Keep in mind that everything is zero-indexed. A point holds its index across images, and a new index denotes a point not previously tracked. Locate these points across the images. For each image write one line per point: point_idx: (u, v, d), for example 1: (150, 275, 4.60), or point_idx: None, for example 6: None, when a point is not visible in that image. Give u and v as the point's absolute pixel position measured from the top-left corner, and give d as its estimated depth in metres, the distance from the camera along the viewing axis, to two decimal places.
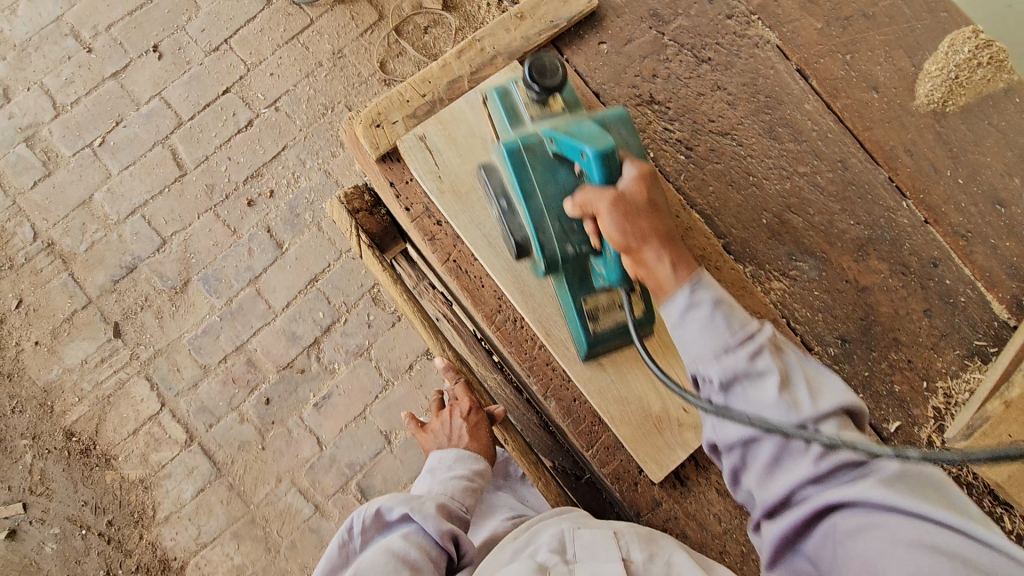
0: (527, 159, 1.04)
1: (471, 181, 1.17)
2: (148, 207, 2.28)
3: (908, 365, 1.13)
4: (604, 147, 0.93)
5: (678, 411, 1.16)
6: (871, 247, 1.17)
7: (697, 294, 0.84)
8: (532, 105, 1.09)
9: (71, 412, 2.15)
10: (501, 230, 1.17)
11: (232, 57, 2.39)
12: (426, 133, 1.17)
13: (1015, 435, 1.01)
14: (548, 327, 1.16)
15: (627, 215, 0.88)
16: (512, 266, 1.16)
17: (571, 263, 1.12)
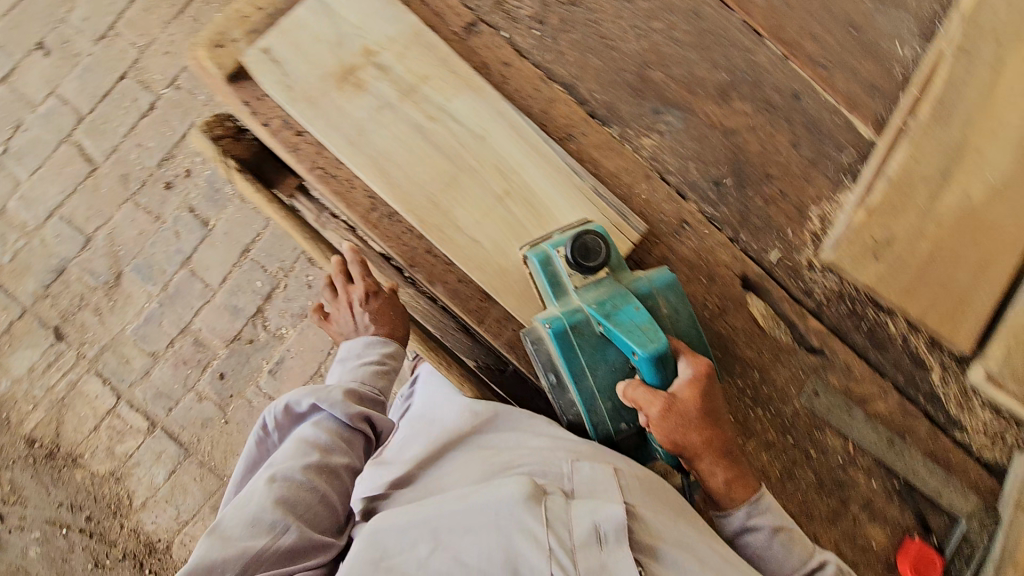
0: (576, 338, 1.00)
1: (321, 81, 1.08)
2: (66, 207, 2.26)
3: (781, 198, 1.17)
4: (657, 351, 0.93)
5: None
6: (733, 90, 1.19)
7: (754, 515, 0.99)
8: (575, 273, 1.02)
9: (29, 418, 2.17)
10: (359, 126, 1.08)
11: (122, 41, 2.32)
12: (270, 44, 1.08)
13: (878, 237, 1.09)
14: (418, 214, 1.07)
15: (678, 422, 0.94)
16: (375, 160, 1.07)
17: (422, 145, 1.08)
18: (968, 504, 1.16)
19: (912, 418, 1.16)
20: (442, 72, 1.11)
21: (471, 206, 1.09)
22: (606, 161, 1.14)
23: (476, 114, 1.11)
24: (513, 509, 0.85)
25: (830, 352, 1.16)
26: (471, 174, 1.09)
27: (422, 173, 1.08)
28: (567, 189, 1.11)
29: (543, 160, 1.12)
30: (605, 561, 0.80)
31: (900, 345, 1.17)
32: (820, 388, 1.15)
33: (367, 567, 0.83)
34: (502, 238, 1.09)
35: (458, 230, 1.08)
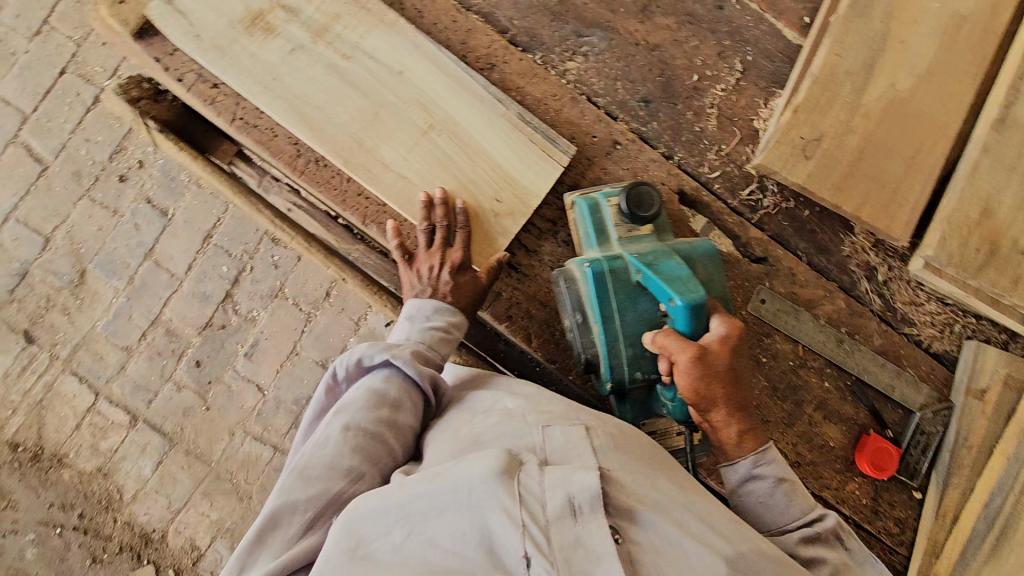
0: (612, 281, 0.94)
1: (229, 29, 1.06)
2: (21, 210, 2.24)
3: (711, 110, 1.17)
4: (694, 299, 0.84)
5: (492, 204, 1.06)
6: (654, 5, 1.17)
7: (762, 465, 0.87)
8: (622, 223, 0.98)
9: (10, 424, 2.18)
10: (272, 71, 1.06)
11: (59, 36, 2.28)
12: None
13: (807, 135, 1.08)
14: (341, 154, 1.04)
15: (704, 371, 0.84)
16: (291, 102, 1.05)
17: (339, 83, 1.06)
18: (923, 395, 1.16)
19: (860, 317, 1.17)
20: (353, 10, 1.09)
21: (395, 141, 1.06)
22: (531, 87, 1.13)
23: (392, 50, 1.08)
24: (486, 488, 0.65)
25: (773, 259, 1.16)
26: (392, 109, 1.06)
27: (341, 112, 1.06)
28: (493, 118, 1.08)
29: (466, 91, 1.08)
30: (581, 536, 0.61)
31: (842, 246, 1.18)
32: (766, 295, 1.15)
33: (340, 562, 0.65)
34: (429, 171, 1.06)
35: (383, 164, 1.05)
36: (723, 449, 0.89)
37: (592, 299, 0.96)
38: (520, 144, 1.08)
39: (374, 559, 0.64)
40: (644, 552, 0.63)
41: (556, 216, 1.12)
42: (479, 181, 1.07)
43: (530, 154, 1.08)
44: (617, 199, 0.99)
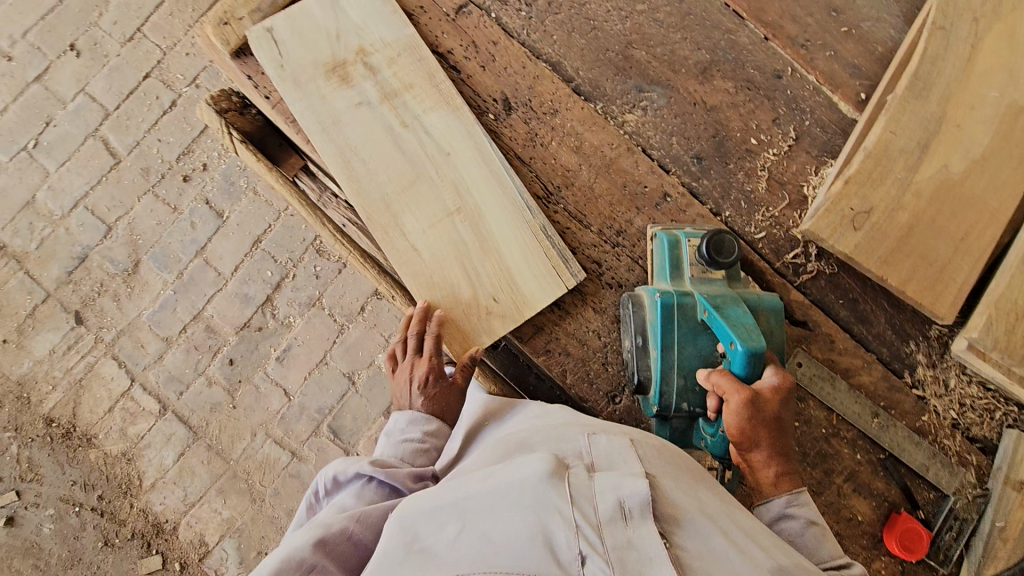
0: (677, 313, 1.01)
1: (313, 68, 1.15)
2: (90, 198, 2.38)
3: (762, 173, 1.20)
4: (754, 345, 0.87)
5: (489, 299, 1.11)
6: (715, 68, 1.22)
7: (792, 511, 0.84)
8: (697, 264, 1.05)
9: (47, 399, 2.26)
10: (335, 116, 1.14)
11: (148, 44, 2.46)
12: (274, 25, 1.15)
13: (857, 207, 1.09)
14: (368, 210, 1.12)
15: (751, 413, 0.85)
16: (341, 149, 1.13)
17: (390, 150, 1.13)
18: (957, 480, 1.14)
19: (897, 392, 1.16)
20: (424, 83, 1.17)
21: (422, 216, 1.12)
22: (589, 134, 1.18)
23: (447, 130, 1.15)
24: (541, 488, 0.76)
25: (813, 324, 1.17)
26: (430, 184, 1.13)
27: (382, 173, 1.13)
28: (519, 222, 1.12)
29: (503, 185, 1.14)
30: (632, 537, 0.71)
31: (885, 320, 1.18)
32: (803, 359, 1.16)
33: (398, 555, 0.70)
34: (442, 253, 1.11)
35: (403, 237, 1.11)
36: (757, 487, 0.88)
37: (656, 324, 1.03)
38: (539, 254, 1.12)
39: (432, 551, 0.70)
40: (688, 554, 0.71)
41: (602, 259, 1.15)
42: (481, 278, 1.11)
43: (540, 267, 1.12)
44: (697, 240, 1.06)
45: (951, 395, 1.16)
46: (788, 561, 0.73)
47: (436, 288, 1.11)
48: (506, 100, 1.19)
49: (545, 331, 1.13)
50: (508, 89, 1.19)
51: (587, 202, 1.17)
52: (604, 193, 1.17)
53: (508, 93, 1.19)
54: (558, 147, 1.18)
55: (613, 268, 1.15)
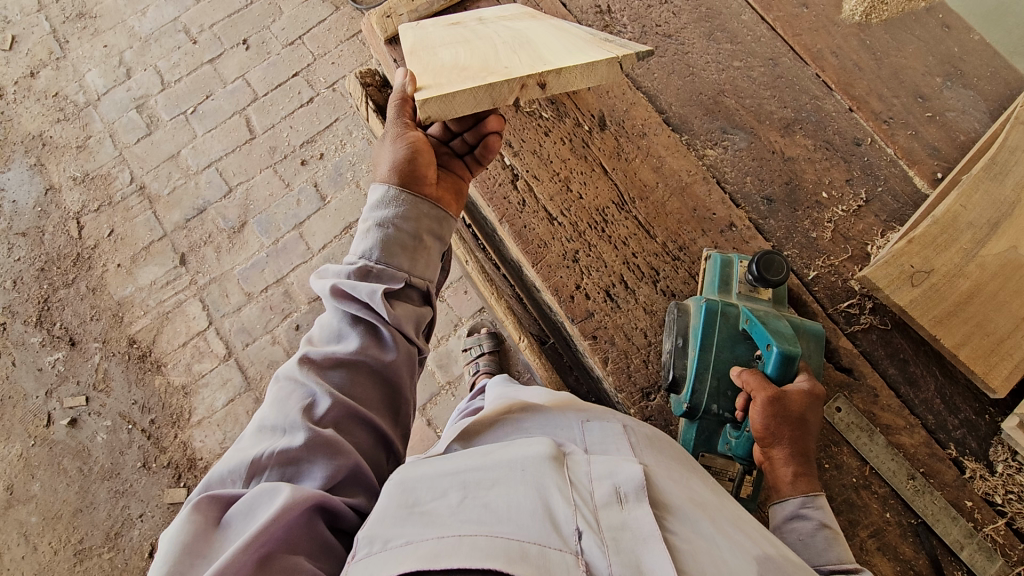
0: (720, 318, 1.08)
1: (433, 24, 1.15)
2: (222, 161, 2.74)
3: (828, 224, 1.26)
4: (789, 349, 0.97)
5: (505, 72, 0.82)
6: (798, 126, 1.32)
7: (806, 511, 0.91)
8: (746, 283, 1.14)
9: (136, 322, 2.53)
10: (428, 32, 1.10)
11: (304, 50, 2.89)
12: (420, 22, 1.17)
13: (917, 266, 1.13)
14: (412, 48, 1.00)
15: (777, 412, 0.93)
16: (416, 35, 1.07)
17: (459, 34, 1.05)
18: (994, 567, 1.06)
19: (939, 461, 1.13)
20: (521, 16, 1.17)
21: (462, 49, 0.96)
22: (671, 159, 1.31)
23: (525, 29, 1.07)
24: (541, 467, 0.77)
25: (859, 373, 1.17)
26: (485, 38, 1.00)
27: (443, 38, 1.04)
28: (574, 46, 0.92)
29: (564, 36, 1.00)
30: (627, 519, 0.72)
31: (934, 387, 1.17)
32: (842, 404, 1.15)
33: (398, 515, 0.71)
34: (470, 57, 0.91)
35: (432, 55, 0.95)
36: (776, 486, 0.95)
37: (698, 327, 1.10)
38: (582, 51, 0.89)
39: (433, 514, 0.71)
40: (678, 539, 0.71)
41: (661, 267, 1.25)
42: (503, 68, 0.85)
43: (581, 59, 0.85)
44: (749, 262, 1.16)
45: (998, 479, 1.11)
46: (776, 555, 0.72)
47: (440, 73, 0.86)
48: (602, 116, 1.35)
49: (597, 319, 1.22)
50: (606, 108, 1.35)
51: (657, 215, 1.28)
52: (674, 211, 1.28)
53: (605, 111, 1.35)
54: (640, 165, 1.31)
55: (669, 278, 1.24)
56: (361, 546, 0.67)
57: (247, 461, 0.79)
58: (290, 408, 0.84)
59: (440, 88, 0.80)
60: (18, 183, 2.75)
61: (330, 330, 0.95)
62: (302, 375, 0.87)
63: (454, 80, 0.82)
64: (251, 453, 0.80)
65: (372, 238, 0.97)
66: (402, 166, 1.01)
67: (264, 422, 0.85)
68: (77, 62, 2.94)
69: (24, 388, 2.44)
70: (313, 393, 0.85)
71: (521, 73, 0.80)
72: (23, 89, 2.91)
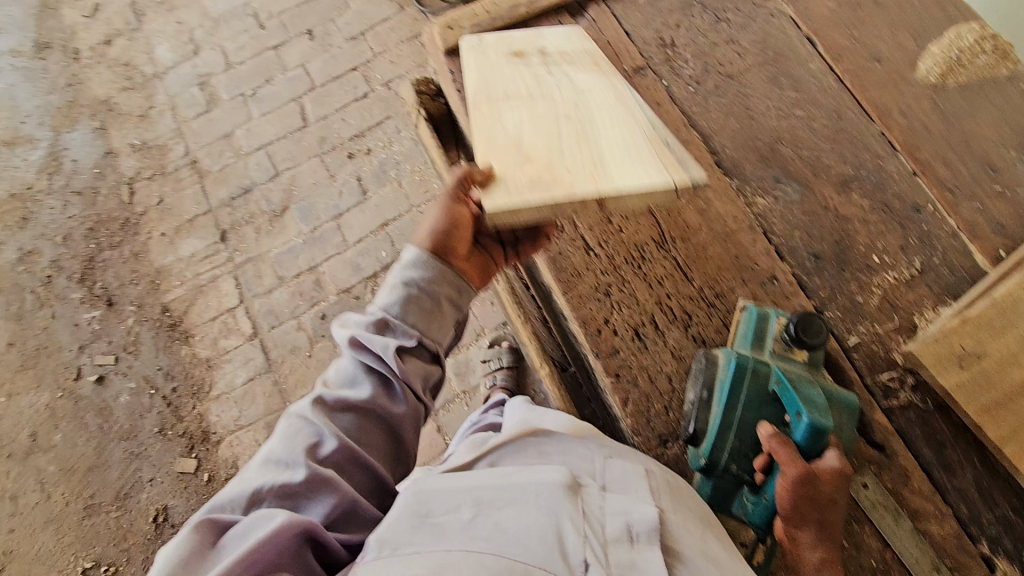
0: (750, 377, 1.05)
1: (497, 44, 1.15)
2: (272, 146, 2.81)
3: (876, 289, 1.20)
4: (821, 421, 0.96)
5: (568, 184, 0.90)
6: (855, 184, 1.27)
7: None
8: (783, 341, 1.10)
9: (172, 291, 2.60)
10: (489, 66, 1.11)
11: (365, 46, 2.95)
12: (484, 41, 1.18)
13: (968, 347, 1.08)
14: (476, 100, 1.03)
15: (807, 491, 0.91)
16: (478, 74, 1.09)
17: (518, 78, 1.07)
18: None
19: (968, 557, 1.06)
20: (584, 49, 1.16)
21: (528, 117, 1.00)
22: (718, 203, 1.28)
23: (591, 81, 1.08)
24: (555, 494, 0.75)
25: (891, 451, 1.11)
26: (546, 100, 1.04)
27: (505, 85, 1.06)
28: (634, 145, 0.97)
29: (626, 115, 1.02)
30: (635, 559, 0.70)
31: (971, 477, 1.10)
32: (870, 482, 1.10)
33: (409, 523, 0.71)
34: (534, 142, 0.97)
35: (496, 125, 1.00)
36: (799, 567, 0.93)
37: (724, 384, 1.06)
38: (640, 162, 0.94)
39: (442, 528, 0.70)
40: None
41: (693, 311, 1.21)
42: (565, 175, 0.91)
43: (642, 179, 0.91)
44: (787, 320, 1.10)
45: None
46: None
47: (508, 165, 0.93)
48: None
49: (622, 357, 1.19)
50: None
51: (697, 258, 1.24)
52: (715, 256, 1.24)
53: None
54: (686, 205, 1.28)
55: (702, 324, 1.20)
56: (371, 549, 0.68)
57: (249, 491, 0.81)
58: (295, 444, 0.86)
59: (510, 198, 0.88)
60: (81, 144, 2.88)
61: (342, 377, 0.98)
62: (309, 414, 0.90)
63: (525, 189, 0.90)
64: (254, 483, 0.82)
65: (395, 294, 1.01)
66: (438, 233, 1.03)
67: (268, 455, 0.86)
68: (150, 35, 3.07)
69: (60, 341, 2.54)
70: (320, 433, 0.88)
71: (583, 196, 0.88)
72: (98, 56, 3.06)
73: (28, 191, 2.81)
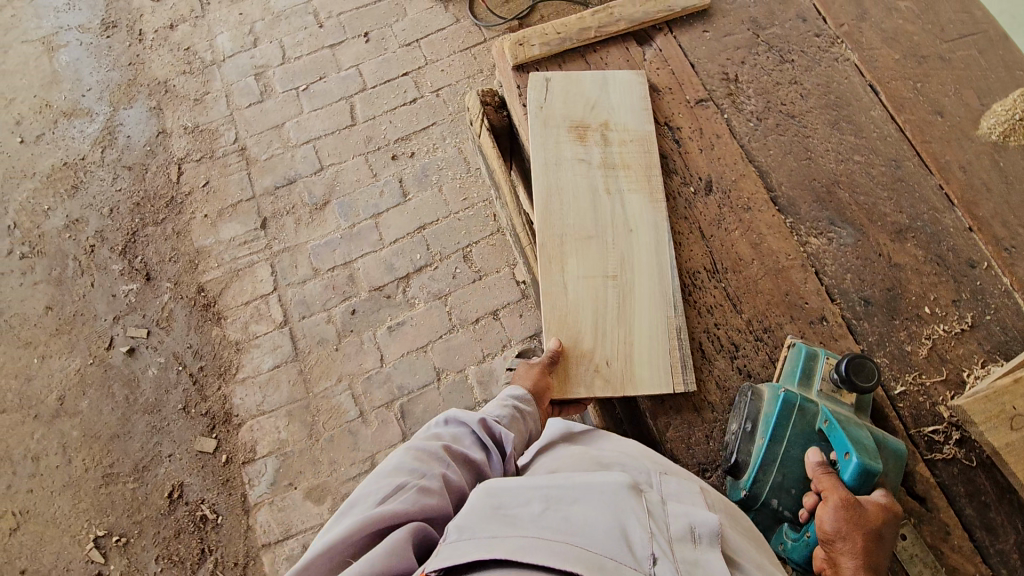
0: (797, 413, 1.07)
1: (567, 146, 1.40)
2: (320, 141, 2.87)
3: (925, 340, 1.21)
4: (869, 462, 0.98)
5: (606, 363, 1.24)
6: (910, 234, 1.28)
7: None
8: (830, 381, 1.12)
9: (209, 272, 2.66)
10: (558, 185, 1.36)
11: (418, 52, 3.02)
12: (556, 138, 1.41)
13: (1018, 408, 1.07)
14: (546, 238, 1.32)
15: (853, 520, 0.94)
16: (548, 189, 1.35)
17: (579, 208, 1.34)
18: None
19: None
20: (641, 155, 1.38)
21: (582, 268, 1.30)
22: (772, 239, 1.29)
23: (639, 212, 1.33)
24: (619, 492, 0.82)
25: (931, 504, 1.10)
26: (599, 244, 1.31)
27: (569, 217, 1.33)
28: (660, 318, 1.25)
29: (660, 277, 1.28)
30: (699, 558, 0.79)
31: (1012, 539, 1.09)
32: (909, 533, 1.08)
33: (485, 512, 0.76)
34: (585, 307, 1.28)
35: (559, 277, 1.29)
36: None
37: (770, 417, 1.08)
38: (663, 345, 1.23)
39: (517, 517, 0.76)
40: None
41: (739, 344, 1.22)
42: (605, 355, 1.24)
43: (663, 369, 1.20)
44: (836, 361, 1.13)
45: None
46: None
47: (565, 326, 1.26)
48: (709, 182, 1.35)
49: (665, 381, 1.20)
50: (715, 175, 1.36)
51: (747, 292, 1.26)
52: (765, 291, 1.26)
53: (714, 177, 1.36)
54: (739, 238, 1.30)
55: (747, 357, 1.21)
56: (451, 533, 0.74)
57: (389, 491, 0.95)
58: (431, 467, 1.01)
59: (565, 379, 1.23)
60: (136, 121, 2.97)
61: (466, 433, 1.14)
62: (444, 451, 1.06)
63: (575, 364, 1.24)
64: (394, 484, 0.96)
65: (509, 411, 1.23)
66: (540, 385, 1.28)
67: (403, 463, 1.01)
68: (213, 24, 3.18)
69: (96, 310, 2.60)
70: (449, 468, 1.03)
71: (615, 392, 1.21)
72: (161, 38, 3.16)
73: (81, 162, 2.90)
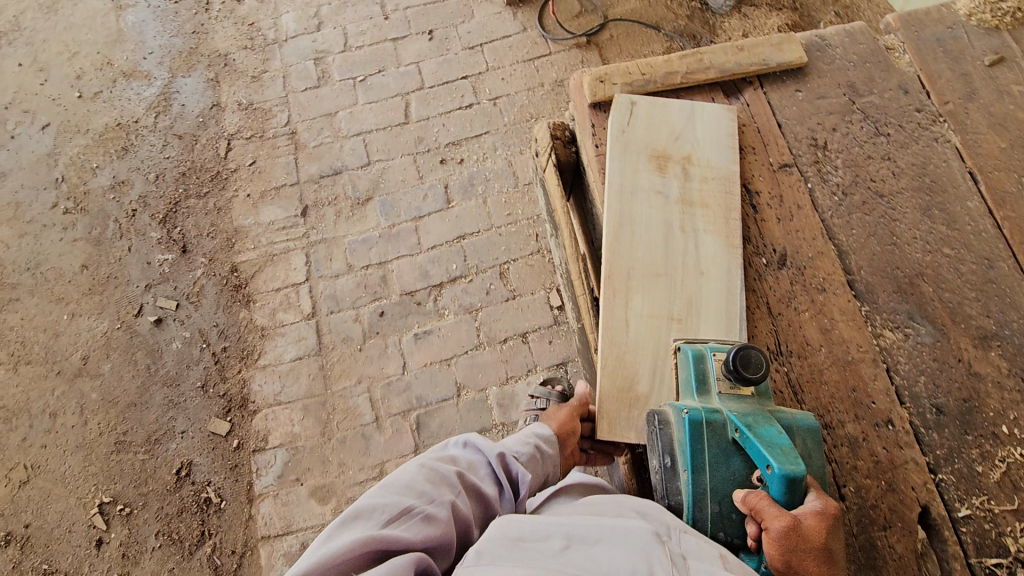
0: (706, 430, 1.05)
1: (646, 173, 1.35)
2: (370, 134, 2.84)
3: (999, 462, 1.11)
4: (789, 467, 0.94)
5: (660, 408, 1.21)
6: (995, 342, 1.18)
7: None
8: (724, 379, 1.10)
9: (244, 253, 2.64)
10: (632, 217, 1.32)
11: (481, 58, 2.96)
12: (636, 164, 1.35)
13: None
14: (613, 270, 1.29)
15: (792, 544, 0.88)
16: (620, 220, 1.31)
17: (651, 246, 1.30)
18: None
19: None
20: (721, 194, 1.32)
21: (648, 305, 1.27)
22: (843, 326, 1.22)
23: (713, 255, 1.28)
24: (632, 538, 0.90)
25: None
26: (667, 284, 1.28)
27: (640, 253, 1.30)
28: None
29: (727, 325, 1.23)
30: None
31: None
32: None
33: (502, 543, 0.90)
34: (645, 347, 1.25)
35: (623, 312, 1.27)
36: None
37: (683, 444, 1.06)
38: None
39: (530, 550, 0.88)
40: None
41: None
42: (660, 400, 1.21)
43: None
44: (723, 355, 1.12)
45: None
46: None
47: (621, 364, 1.24)
48: (783, 255, 1.28)
49: None
50: (790, 248, 1.29)
51: (811, 380, 1.18)
52: (830, 382, 1.18)
53: (789, 251, 1.28)
54: (808, 320, 1.22)
55: None
56: (469, 559, 0.88)
57: (398, 507, 1.00)
58: (440, 492, 1.07)
59: (615, 417, 1.21)
60: (192, 91, 2.97)
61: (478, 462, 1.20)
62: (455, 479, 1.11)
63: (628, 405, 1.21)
64: (403, 501, 1.01)
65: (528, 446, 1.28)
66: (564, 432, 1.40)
67: (414, 483, 1.06)
68: (280, 3, 3.16)
69: (129, 275, 2.61)
70: (457, 496, 1.08)
71: None
72: (227, 11, 3.16)
73: (134, 124, 2.91)
